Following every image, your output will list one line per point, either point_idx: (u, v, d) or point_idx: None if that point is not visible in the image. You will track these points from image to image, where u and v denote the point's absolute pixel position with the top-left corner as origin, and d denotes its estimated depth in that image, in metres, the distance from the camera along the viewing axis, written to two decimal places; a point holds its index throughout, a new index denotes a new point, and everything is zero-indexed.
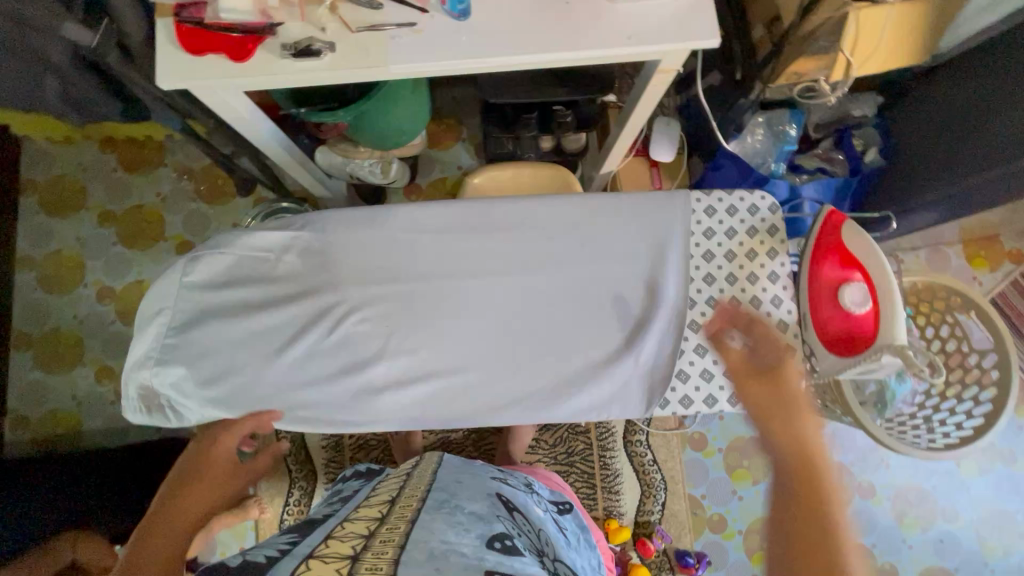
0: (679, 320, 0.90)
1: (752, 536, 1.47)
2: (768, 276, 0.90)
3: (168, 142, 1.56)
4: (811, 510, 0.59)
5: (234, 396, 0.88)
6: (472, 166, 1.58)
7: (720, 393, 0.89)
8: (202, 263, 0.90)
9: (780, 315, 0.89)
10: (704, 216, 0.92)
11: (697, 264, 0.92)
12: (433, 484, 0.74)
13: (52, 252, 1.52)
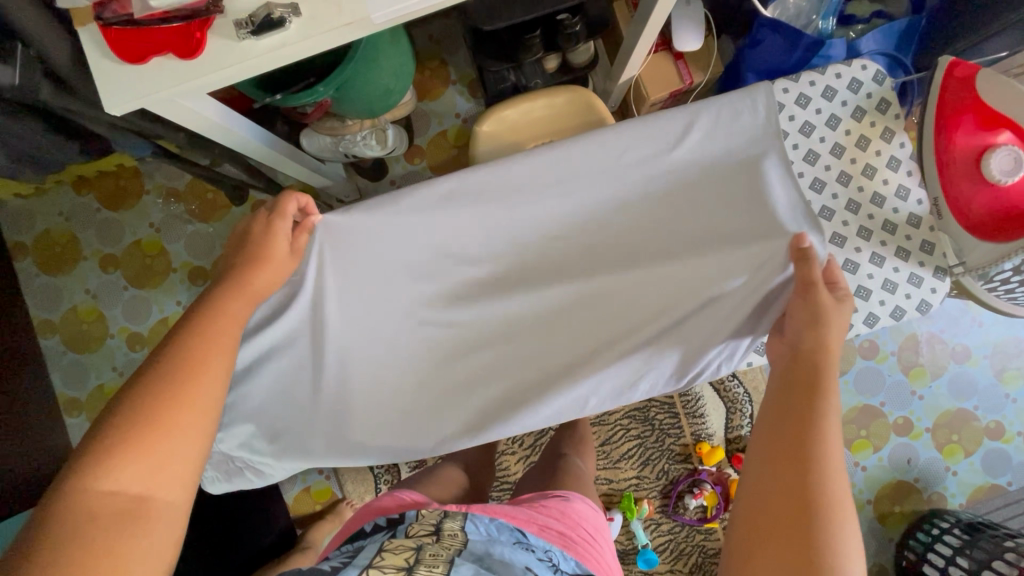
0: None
1: (849, 426, 1.42)
2: (886, 163, 0.89)
3: (142, 166, 1.43)
4: (795, 471, 0.63)
5: (311, 444, 0.83)
6: (470, 109, 1.42)
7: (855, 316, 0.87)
8: None
9: (909, 208, 0.89)
10: (799, 109, 0.89)
11: (802, 168, 0.90)
12: (471, 543, 0.68)
13: (68, 310, 1.44)
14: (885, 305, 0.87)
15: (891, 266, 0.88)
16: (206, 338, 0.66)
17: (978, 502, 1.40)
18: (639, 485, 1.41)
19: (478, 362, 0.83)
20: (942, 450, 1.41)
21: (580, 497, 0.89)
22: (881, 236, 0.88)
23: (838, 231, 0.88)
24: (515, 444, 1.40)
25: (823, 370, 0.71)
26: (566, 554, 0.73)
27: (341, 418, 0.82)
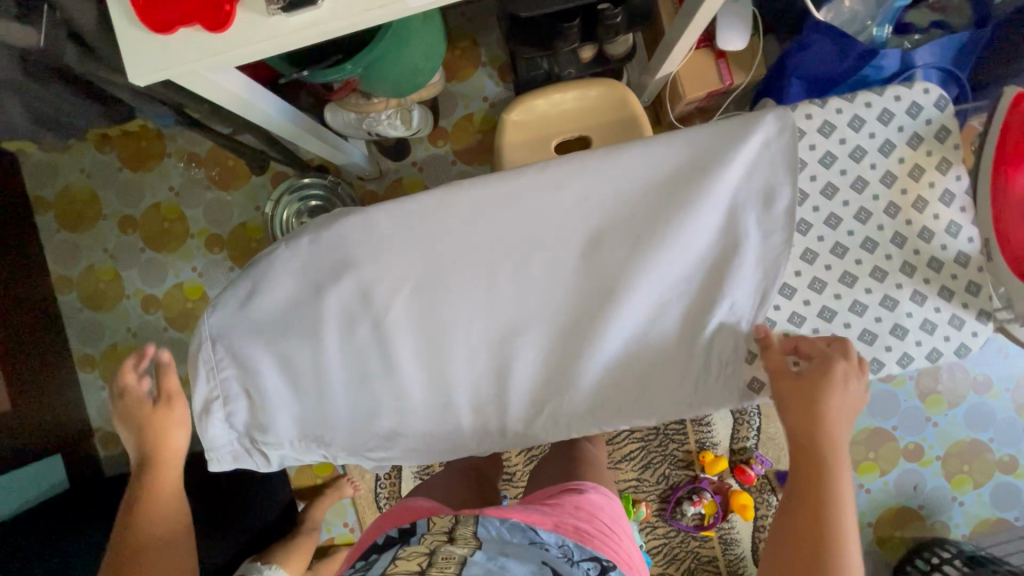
0: (829, 275, 0.76)
1: (858, 447, 1.40)
2: (940, 197, 0.77)
3: (166, 128, 1.42)
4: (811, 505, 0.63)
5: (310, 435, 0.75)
6: (499, 94, 1.38)
7: (885, 355, 0.76)
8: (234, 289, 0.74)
9: (959, 246, 0.77)
10: (849, 130, 0.77)
11: (847, 196, 0.77)
12: (483, 542, 0.67)
13: (86, 268, 1.45)
14: (922, 346, 0.76)
15: (931, 305, 0.77)
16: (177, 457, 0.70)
17: (981, 534, 1.38)
18: (638, 488, 1.41)
19: (498, 363, 0.72)
20: (950, 479, 1.39)
21: (594, 487, 0.88)
22: (925, 274, 0.77)
23: (878, 266, 0.76)
24: None
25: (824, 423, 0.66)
26: (582, 545, 0.72)
27: (351, 407, 0.74)
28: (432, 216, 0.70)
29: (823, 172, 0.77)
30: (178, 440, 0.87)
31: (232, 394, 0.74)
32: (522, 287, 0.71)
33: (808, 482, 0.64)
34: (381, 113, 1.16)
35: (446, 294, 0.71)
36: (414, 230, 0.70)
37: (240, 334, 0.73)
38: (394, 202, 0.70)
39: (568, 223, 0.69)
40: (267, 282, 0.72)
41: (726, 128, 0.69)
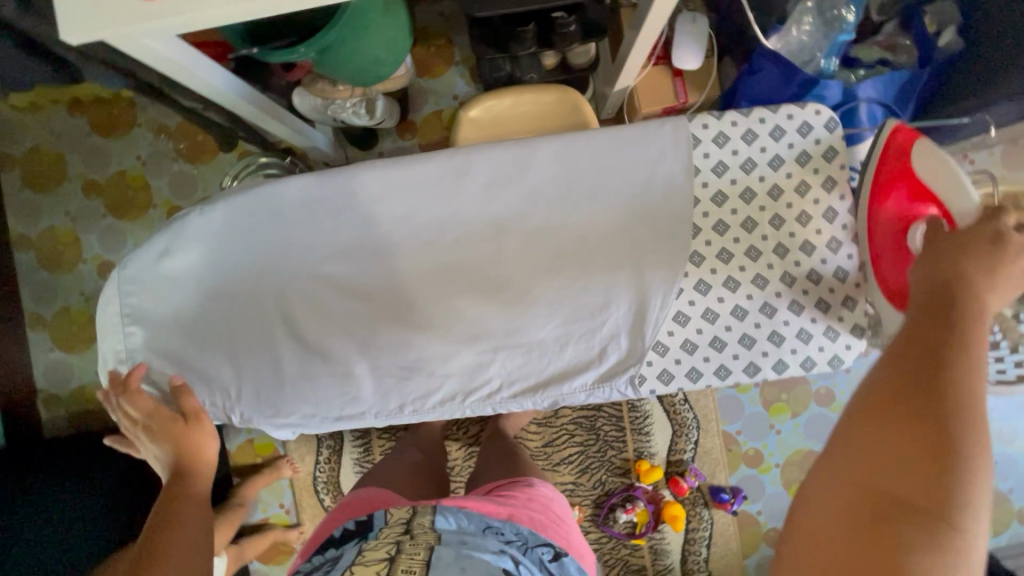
0: (713, 279, 0.77)
1: (791, 468, 1.42)
2: (823, 213, 0.78)
3: (138, 98, 1.44)
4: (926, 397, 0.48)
5: (223, 398, 0.79)
6: (469, 93, 1.40)
7: (762, 360, 0.77)
8: (140, 260, 0.78)
9: (835, 263, 0.78)
10: (741, 143, 0.78)
11: (736, 205, 0.78)
12: (443, 534, 0.68)
13: (45, 229, 1.46)
14: (796, 353, 0.77)
15: (808, 316, 0.77)
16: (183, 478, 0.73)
17: None
18: (573, 491, 1.42)
19: (409, 336, 0.76)
20: None
21: (543, 482, 0.93)
22: (804, 285, 0.78)
23: (760, 273, 0.77)
24: (459, 431, 1.41)
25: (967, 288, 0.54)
26: (537, 532, 0.77)
27: (258, 372, 0.78)
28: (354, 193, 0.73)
29: (715, 180, 0.78)
30: (211, 446, 0.77)
31: (145, 349, 0.80)
32: (434, 267, 0.76)
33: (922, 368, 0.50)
34: (345, 100, 1.19)
35: (362, 267, 0.76)
36: (336, 205, 0.76)
37: (152, 287, 0.78)
38: (318, 177, 0.76)
39: (479, 210, 0.77)
40: (187, 242, 0.77)
41: (622, 140, 0.77)
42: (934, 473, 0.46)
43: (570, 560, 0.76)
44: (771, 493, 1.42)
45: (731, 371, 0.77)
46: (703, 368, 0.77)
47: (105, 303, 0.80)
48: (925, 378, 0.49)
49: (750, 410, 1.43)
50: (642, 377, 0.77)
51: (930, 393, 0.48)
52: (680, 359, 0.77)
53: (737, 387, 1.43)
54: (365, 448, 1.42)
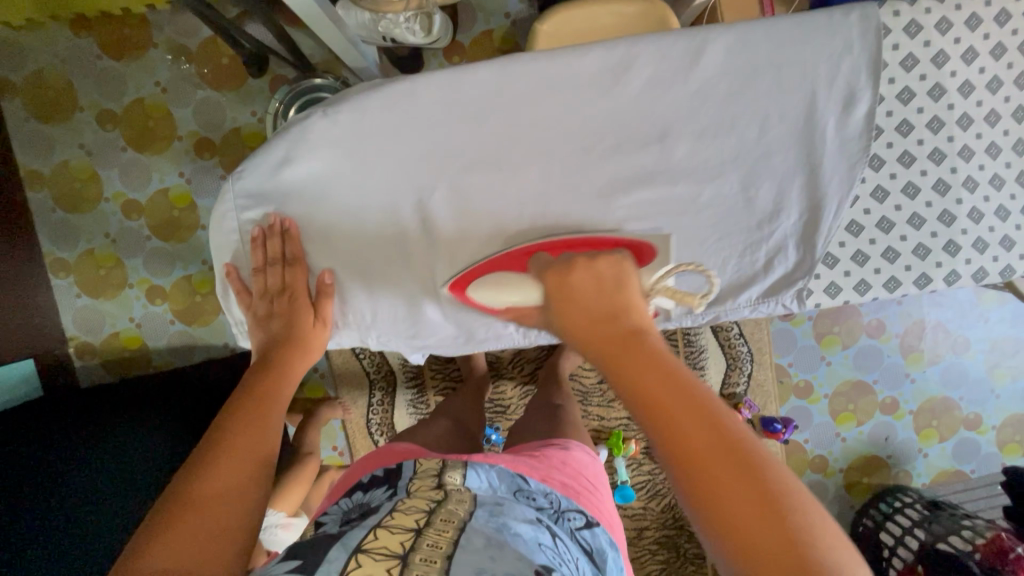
0: (893, 185, 0.70)
1: (839, 399, 1.46)
2: (1012, 113, 0.69)
3: (152, 15, 1.29)
4: (704, 431, 0.45)
5: (366, 321, 0.77)
6: (522, 11, 1.29)
7: (937, 272, 0.71)
8: (247, 176, 0.70)
9: (1019, 166, 0.70)
10: (936, 33, 0.67)
11: (921, 104, 0.69)
12: (478, 495, 0.61)
13: (59, 164, 1.33)
14: (972, 265, 0.71)
15: (987, 224, 0.70)
16: (279, 368, 0.71)
17: (939, 483, 1.48)
18: (628, 426, 1.44)
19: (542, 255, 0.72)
20: (918, 432, 1.47)
21: (579, 446, 0.86)
22: (985, 191, 0.70)
23: (943, 178, 0.70)
24: (515, 370, 1.39)
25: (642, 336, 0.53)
26: (569, 498, 0.70)
27: (393, 290, 0.74)
28: (474, 99, 0.66)
29: (903, 76, 0.68)
30: (313, 351, 0.75)
31: (256, 226, 0.72)
32: (565, 183, 0.70)
33: (683, 406, 0.46)
34: (399, 15, 1.07)
35: (496, 184, 0.70)
36: (467, 110, 0.66)
37: (275, 204, 0.71)
38: (449, 76, 0.65)
39: (632, 114, 0.67)
40: (305, 154, 0.68)
41: (815, 24, 0.63)
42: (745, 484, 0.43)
43: (601, 531, 0.68)
44: (819, 422, 1.46)
45: (901, 284, 0.72)
46: (871, 281, 0.72)
47: (219, 218, 0.73)
48: (707, 432, 0.45)
49: (803, 343, 1.44)
50: (808, 291, 0.73)
51: (707, 422, 0.46)
52: (849, 272, 0.72)
53: (792, 320, 1.43)
54: (418, 389, 1.39)
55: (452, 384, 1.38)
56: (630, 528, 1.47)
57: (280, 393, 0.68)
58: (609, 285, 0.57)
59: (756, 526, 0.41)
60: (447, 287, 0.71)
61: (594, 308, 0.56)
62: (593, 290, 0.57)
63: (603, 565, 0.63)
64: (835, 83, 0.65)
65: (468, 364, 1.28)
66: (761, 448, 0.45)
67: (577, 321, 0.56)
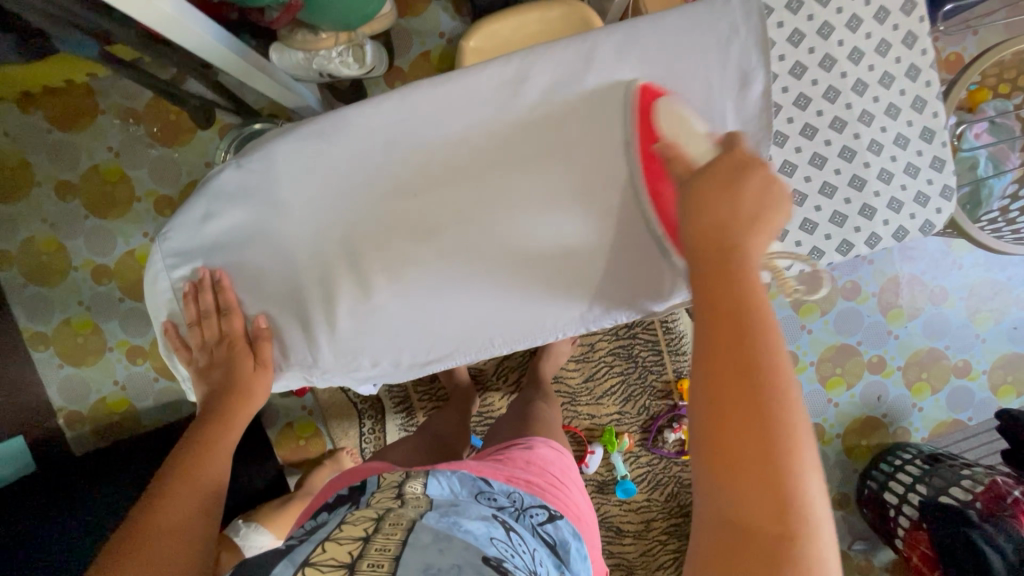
0: (799, 158, 0.71)
1: (826, 364, 1.45)
2: (905, 72, 0.70)
3: (96, 83, 1.31)
4: (755, 399, 0.47)
5: (308, 358, 0.76)
6: (456, 28, 1.31)
7: (857, 236, 0.72)
8: (177, 230, 0.74)
9: (921, 123, 0.71)
10: (816, 7, 0.68)
11: (814, 77, 0.70)
12: (436, 499, 0.62)
13: (25, 241, 1.35)
14: (890, 225, 0.72)
15: (898, 183, 0.71)
16: (226, 409, 0.74)
17: (938, 435, 1.47)
18: (620, 421, 1.44)
19: (484, 265, 0.72)
20: (910, 387, 1.47)
21: (543, 441, 0.86)
22: (891, 151, 0.71)
23: (847, 145, 0.70)
24: (500, 381, 1.40)
25: (751, 275, 0.51)
26: (533, 494, 0.70)
27: (336, 326, 0.74)
28: (392, 127, 0.69)
29: (791, 52, 0.69)
30: (259, 390, 0.76)
31: (185, 281, 0.74)
32: (490, 196, 0.72)
33: (739, 362, 0.48)
34: (330, 50, 1.08)
35: (420, 207, 0.72)
36: (384, 138, 0.70)
37: (202, 258, 0.74)
38: (356, 113, 0.70)
39: (542, 122, 0.69)
40: (233, 204, 0.72)
41: (701, 13, 0.67)
42: (761, 458, 0.46)
43: (565, 523, 0.70)
44: (809, 391, 1.46)
45: (824, 253, 0.73)
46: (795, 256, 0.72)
47: (153, 279, 0.76)
48: (750, 401, 0.47)
49: (781, 315, 1.45)
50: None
51: (761, 392, 0.47)
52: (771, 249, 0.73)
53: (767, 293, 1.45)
54: (407, 412, 1.39)
55: (439, 402, 1.38)
56: (637, 522, 1.46)
57: (226, 438, 0.74)
58: (771, 203, 0.53)
59: (750, 474, 0.46)
60: (642, 86, 0.66)
61: (721, 214, 0.53)
62: (749, 202, 0.53)
63: (566, 556, 0.65)
64: (728, 65, 0.67)
65: (451, 381, 1.28)
66: (795, 409, 0.47)
67: (713, 217, 0.53)
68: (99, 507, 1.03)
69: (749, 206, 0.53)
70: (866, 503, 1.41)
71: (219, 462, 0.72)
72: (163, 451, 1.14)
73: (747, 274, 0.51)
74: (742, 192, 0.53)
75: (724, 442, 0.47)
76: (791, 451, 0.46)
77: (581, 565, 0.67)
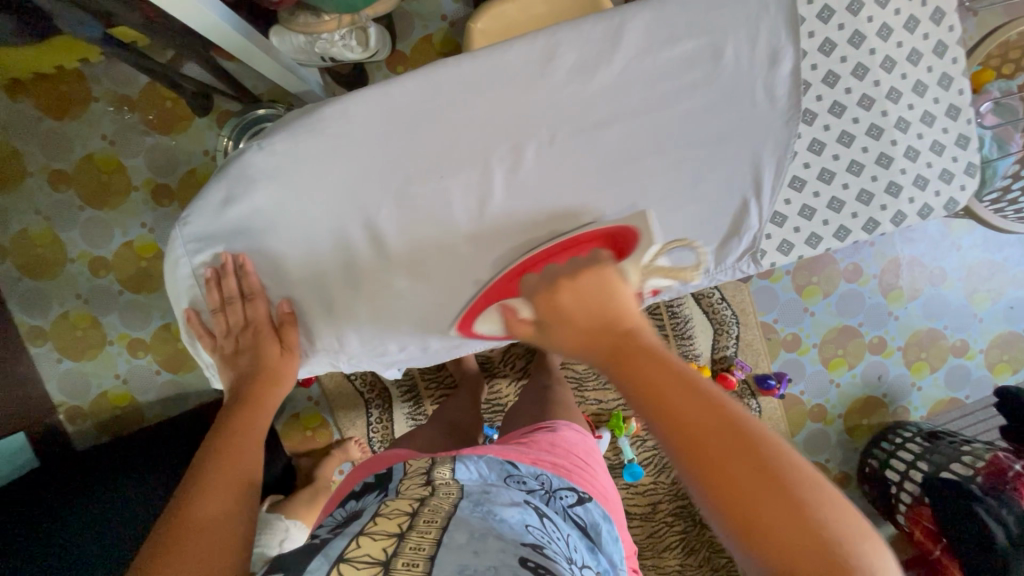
0: (828, 136, 0.71)
1: (828, 346, 1.47)
2: (934, 49, 0.69)
3: (87, 68, 1.27)
4: (728, 451, 0.45)
5: (344, 342, 0.78)
6: (458, 11, 1.28)
7: (883, 214, 0.73)
8: (192, 217, 0.71)
9: (947, 101, 0.71)
10: None
11: (843, 54, 0.69)
12: (466, 485, 0.62)
13: (18, 233, 1.32)
14: (915, 202, 0.72)
15: (924, 161, 0.72)
16: (252, 398, 0.72)
17: (937, 414, 1.50)
18: None
19: (501, 249, 0.75)
20: (910, 367, 1.49)
21: (566, 425, 0.86)
22: (917, 129, 0.71)
23: (875, 123, 0.71)
24: (507, 368, 1.40)
25: (638, 346, 0.53)
26: (560, 477, 0.71)
27: (373, 307, 0.76)
28: (413, 109, 0.68)
29: (822, 27, 0.68)
30: (286, 374, 0.76)
31: (208, 267, 0.73)
32: (513, 180, 0.72)
33: (681, 430, 0.47)
34: (333, 33, 1.05)
35: (441, 191, 0.71)
36: (406, 120, 0.68)
37: (223, 242, 0.72)
38: (376, 94, 0.67)
39: (565, 102, 0.69)
40: (250, 189, 0.70)
41: None
42: (769, 503, 0.43)
43: (594, 505, 0.70)
44: (812, 373, 1.48)
45: (851, 231, 0.74)
46: (822, 233, 0.74)
47: (172, 265, 0.74)
48: (723, 454, 0.45)
49: (784, 298, 1.46)
50: (761, 252, 0.75)
51: (737, 442, 0.46)
52: (799, 227, 0.74)
53: (771, 277, 1.45)
54: (414, 401, 1.38)
55: (447, 390, 1.38)
56: (644, 504, 1.48)
57: (257, 423, 0.71)
58: (595, 290, 0.58)
59: (768, 513, 0.43)
60: (457, 328, 0.77)
61: (585, 318, 0.56)
62: (582, 301, 0.58)
63: (598, 538, 0.66)
64: (756, 43, 0.67)
65: (460, 369, 1.28)
66: (754, 429, 0.47)
67: (569, 333, 0.57)
68: (109, 502, 1.02)
69: (590, 299, 0.57)
70: (867, 480, 1.44)
71: (254, 446, 0.68)
72: (171, 445, 1.12)
73: (638, 352, 0.53)
74: (577, 297, 0.58)
75: (731, 503, 0.44)
76: (787, 475, 0.44)
77: (614, 548, 0.67)
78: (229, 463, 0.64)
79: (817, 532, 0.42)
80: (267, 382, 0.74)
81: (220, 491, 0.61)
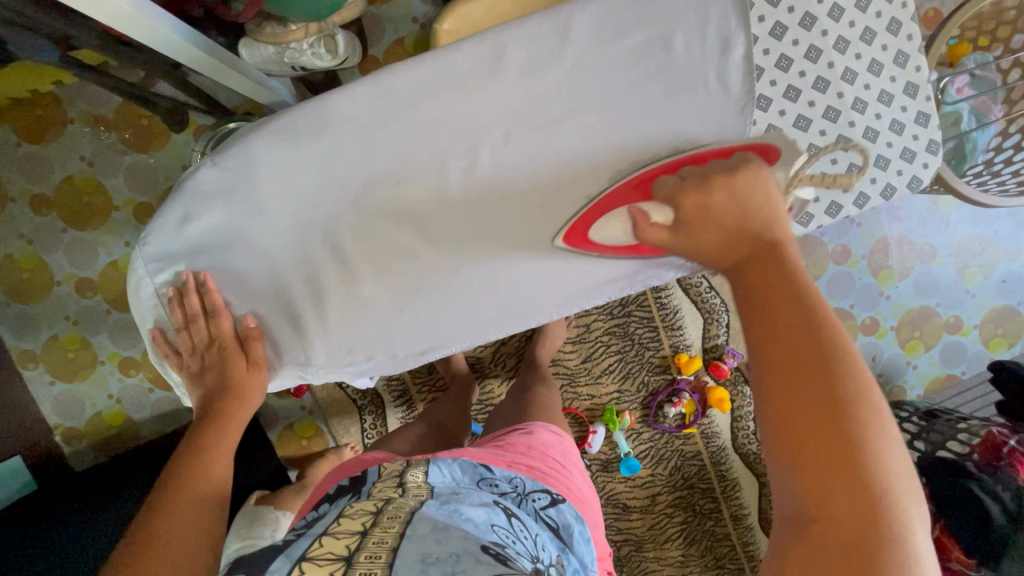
0: (784, 121, 0.70)
1: None
2: (887, 27, 0.69)
3: (61, 91, 1.27)
4: (821, 399, 0.47)
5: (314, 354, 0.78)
6: (428, 13, 1.28)
7: (845, 197, 0.73)
8: (154, 235, 0.72)
9: (904, 78, 0.70)
10: None
11: (795, 37, 0.68)
12: (437, 487, 0.62)
13: (3, 258, 1.32)
14: (877, 183, 0.72)
15: (884, 141, 0.71)
16: (220, 414, 0.72)
17: (933, 391, 1.49)
18: (620, 399, 1.44)
19: (466, 251, 0.74)
20: (904, 346, 1.48)
21: (542, 426, 0.86)
22: (876, 109, 0.70)
23: (831, 105, 0.70)
24: (498, 368, 1.39)
25: (792, 272, 0.52)
26: (534, 479, 0.70)
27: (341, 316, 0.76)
28: (368, 116, 0.68)
29: (772, 11, 0.68)
30: (252, 391, 0.75)
31: (170, 286, 0.73)
32: (474, 180, 0.71)
33: (789, 363, 0.48)
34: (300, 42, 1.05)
35: (403, 197, 0.71)
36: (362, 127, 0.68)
37: (185, 260, 0.72)
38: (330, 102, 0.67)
39: (520, 100, 0.69)
40: (213, 205, 0.70)
41: None
42: (832, 458, 0.46)
43: (567, 506, 0.70)
44: None
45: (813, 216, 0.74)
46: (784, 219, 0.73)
47: (135, 286, 0.74)
48: (816, 401, 0.47)
49: None
50: None
51: (833, 401, 0.47)
52: None
53: None
54: (407, 405, 1.38)
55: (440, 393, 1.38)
56: (643, 497, 1.48)
57: (226, 440, 0.72)
58: (750, 205, 0.56)
59: (834, 468, 0.46)
60: (565, 238, 0.71)
61: (731, 225, 0.56)
62: (730, 207, 0.57)
63: (569, 539, 0.66)
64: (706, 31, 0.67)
65: (450, 372, 1.27)
66: (867, 396, 0.47)
67: (711, 236, 0.57)
68: (101, 519, 1.03)
69: (742, 216, 0.56)
70: None
71: (221, 463, 0.69)
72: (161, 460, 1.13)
73: (787, 278, 0.52)
74: (721, 209, 0.57)
75: (797, 440, 0.47)
76: (868, 448, 0.46)
77: (586, 549, 0.67)
78: (193, 482, 0.65)
79: (870, 503, 0.45)
80: (233, 399, 0.74)
81: (182, 507, 0.62)
